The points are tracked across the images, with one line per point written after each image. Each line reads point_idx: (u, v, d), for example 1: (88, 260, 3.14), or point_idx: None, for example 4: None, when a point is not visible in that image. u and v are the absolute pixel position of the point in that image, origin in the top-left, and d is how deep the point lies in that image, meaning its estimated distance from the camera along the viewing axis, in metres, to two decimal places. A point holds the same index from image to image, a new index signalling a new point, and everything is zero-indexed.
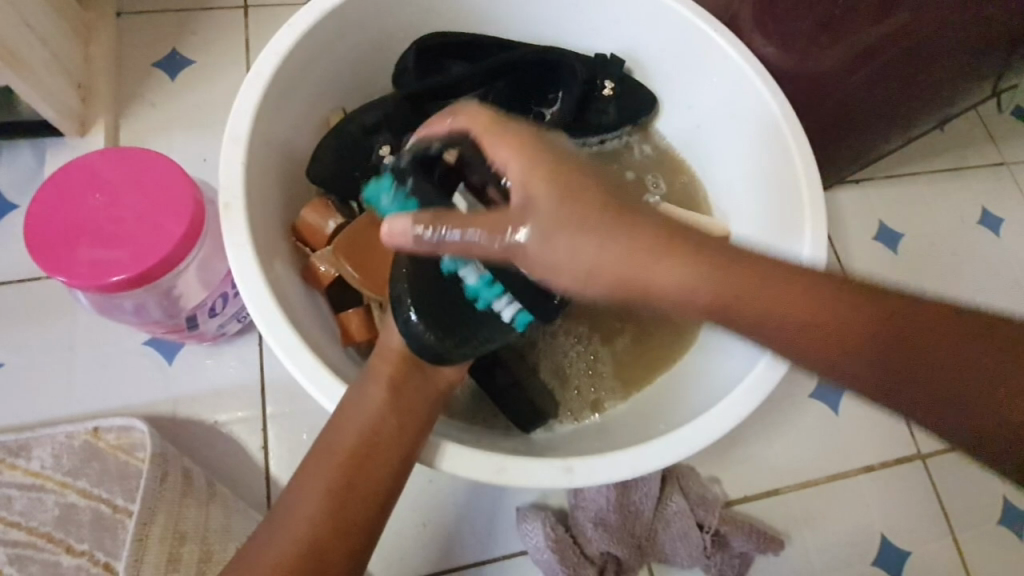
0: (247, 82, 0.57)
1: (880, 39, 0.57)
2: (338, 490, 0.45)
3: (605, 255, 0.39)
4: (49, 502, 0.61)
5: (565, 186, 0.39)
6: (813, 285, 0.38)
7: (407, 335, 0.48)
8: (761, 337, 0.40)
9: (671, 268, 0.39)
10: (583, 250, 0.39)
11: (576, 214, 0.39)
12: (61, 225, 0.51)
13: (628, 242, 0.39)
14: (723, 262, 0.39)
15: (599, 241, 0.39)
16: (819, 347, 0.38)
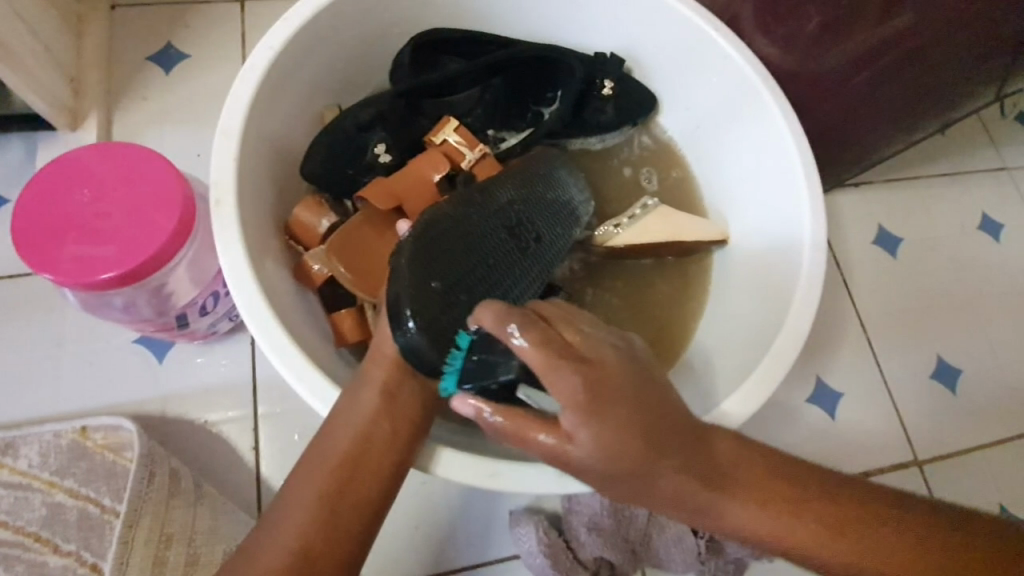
0: (241, 76, 0.56)
1: (883, 41, 0.56)
2: (328, 498, 0.44)
3: (620, 477, 0.38)
4: (36, 501, 0.60)
5: (599, 385, 0.37)
6: (776, 475, 0.40)
7: (405, 344, 0.46)
8: (706, 498, 0.39)
9: (668, 477, 0.38)
10: (610, 460, 0.37)
11: (609, 429, 0.36)
12: (48, 222, 0.50)
13: (639, 441, 0.37)
14: (708, 464, 0.39)
15: (598, 417, 0.37)
16: (784, 538, 0.39)
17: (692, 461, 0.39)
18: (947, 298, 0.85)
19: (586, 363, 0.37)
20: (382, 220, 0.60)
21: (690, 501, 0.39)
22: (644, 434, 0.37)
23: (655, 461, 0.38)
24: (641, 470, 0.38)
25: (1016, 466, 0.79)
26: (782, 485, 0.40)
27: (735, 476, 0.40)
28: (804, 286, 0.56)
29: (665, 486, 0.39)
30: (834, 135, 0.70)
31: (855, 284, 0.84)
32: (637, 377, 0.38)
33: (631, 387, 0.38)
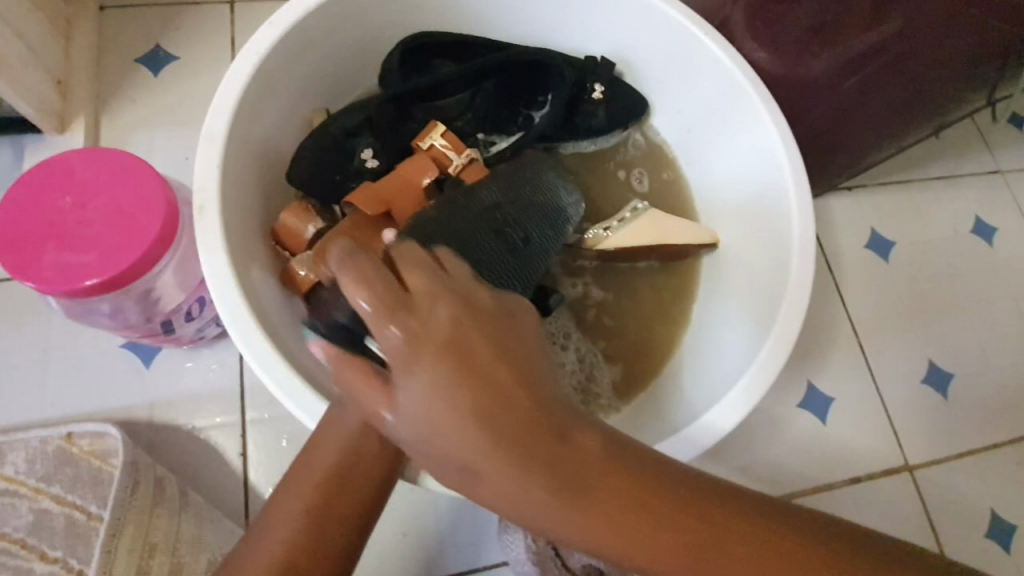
0: (226, 81, 0.55)
1: (872, 47, 0.56)
2: (314, 511, 0.43)
3: (461, 460, 0.33)
4: (22, 508, 0.60)
5: (421, 356, 0.33)
6: (665, 487, 0.34)
7: None
8: (559, 518, 0.34)
9: (503, 465, 0.33)
10: (439, 429, 0.33)
11: (444, 398, 0.33)
12: (29, 228, 0.50)
13: (472, 421, 0.33)
14: (559, 452, 0.34)
15: (422, 404, 0.33)
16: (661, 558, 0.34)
17: (534, 446, 0.33)
18: (939, 302, 0.85)
19: (416, 325, 0.33)
20: (370, 225, 0.58)
21: (526, 497, 0.33)
22: (484, 417, 0.33)
23: (490, 448, 0.33)
24: (476, 454, 0.33)
25: (1007, 471, 0.79)
26: (643, 487, 0.34)
27: (591, 471, 0.34)
28: (793, 287, 0.56)
29: (498, 479, 0.33)
30: (825, 140, 0.70)
31: (847, 288, 0.84)
32: (490, 345, 0.34)
33: (477, 352, 0.34)
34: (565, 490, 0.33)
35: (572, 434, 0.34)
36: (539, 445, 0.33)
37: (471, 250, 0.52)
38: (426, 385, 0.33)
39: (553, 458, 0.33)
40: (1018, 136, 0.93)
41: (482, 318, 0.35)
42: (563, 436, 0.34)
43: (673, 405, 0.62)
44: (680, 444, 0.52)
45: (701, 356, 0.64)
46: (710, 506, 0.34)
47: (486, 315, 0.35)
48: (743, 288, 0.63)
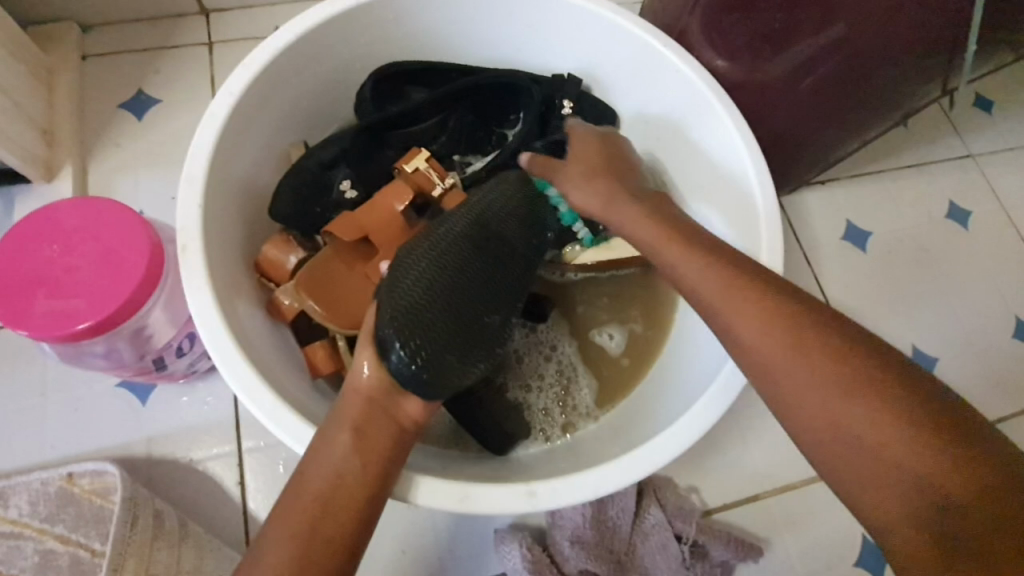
0: (203, 124, 0.57)
1: (819, 49, 0.58)
2: (303, 534, 0.44)
3: (582, 168, 0.62)
4: (28, 549, 0.61)
5: (612, 164, 0.63)
6: (915, 401, 0.40)
7: (393, 367, 0.49)
8: (801, 333, 0.44)
9: (751, 312, 0.46)
10: (589, 183, 0.61)
11: (597, 184, 0.61)
12: (20, 279, 0.52)
13: (721, 274, 0.49)
14: (837, 346, 0.43)
15: (600, 188, 0.61)
16: (841, 406, 0.42)
17: (827, 336, 0.44)
18: (920, 289, 0.86)
19: (600, 156, 0.63)
20: (351, 254, 0.61)
21: (774, 359, 0.45)
22: (682, 237, 0.53)
23: (764, 311, 0.46)
24: (653, 242, 0.55)
25: None
26: (872, 385, 0.41)
27: (859, 370, 0.42)
28: (766, 266, 0.58)
29: (723, 300, 0.48)
30: (791, 140, 0.72)
31: (828, 281, 0.85)
32: (631, 171, 0.63)
33: (622, 172, 0.62)
34: (834, 376, 0.42)
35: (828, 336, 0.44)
36: (801, 328, 0.44)
37: (456, 278, 0.54)
38: (577, 175, 0.62)
39: (805, 336, 0.44)
40: (983, 119, 0.94)
41: (601, 153, 0.63)
42: (863, 350, 0.43)
43: (658, 403, 0.61)
44: (672, 436, 0.51)
45: (679, 347, 0.65)
46: (957, 449, 0.38)
47: (628, 170, 0.63)
48: None
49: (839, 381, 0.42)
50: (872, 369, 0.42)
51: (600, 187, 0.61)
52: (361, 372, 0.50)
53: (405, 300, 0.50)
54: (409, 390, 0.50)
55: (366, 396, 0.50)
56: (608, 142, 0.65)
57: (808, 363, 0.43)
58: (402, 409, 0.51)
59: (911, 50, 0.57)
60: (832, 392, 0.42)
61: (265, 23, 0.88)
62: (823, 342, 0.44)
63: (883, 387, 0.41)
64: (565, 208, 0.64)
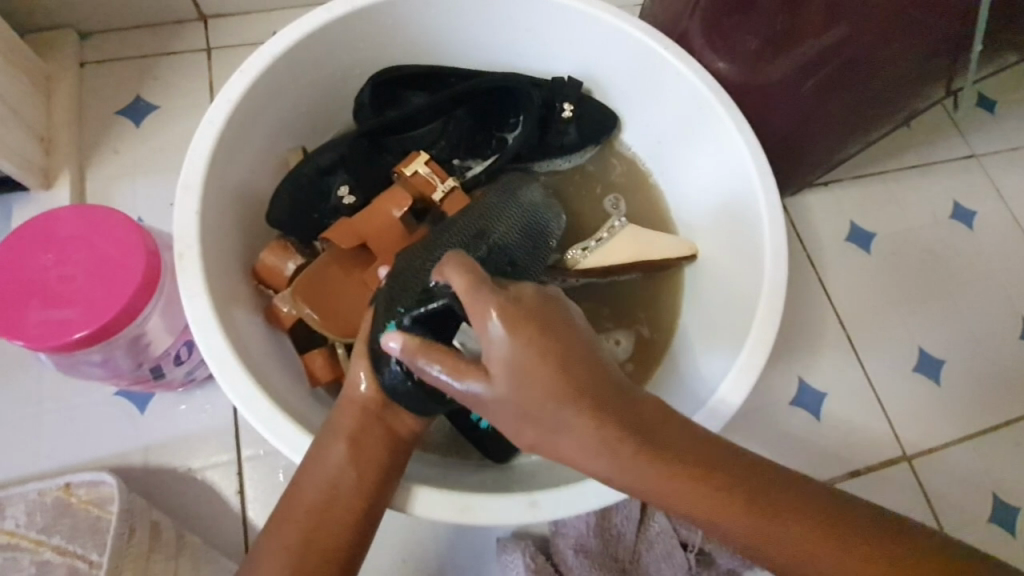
0: (200, 130, 0.57)
1: (822, 50, 0.58)
2: (297, 547, 0.44)
3: (526, 417, 0.38)
4: (24, 561, 0.60)
5: (549, 329, 0.38)
6: (837, 525, 0.37)
7: (387, 384, 0.48)
8: (700, 477, 0.37)
9: (657, 477, 0.37)
10: (537, 397, 0.37)
11: (525, 368, 0.37)
12: (15, 288, 0.51)
13: (625, 445, 0.37)
14: (734, 489, 0.38)
15: (580, 415, 0.37)
16: (782, 548, 0.37)
17: (710, 471, 0.38)
18: (925, 291, 0.85)
19: (518, 324, 0.38)
20: (348, 260, 0.61)
21: (689, 505, 0.37)
22: (594, 402, 0.38)
23: (673, 474, 0.37)
24: (544, 413, 0.38)
25: (1005, 453, 0.79)
26: (805, 514, 0.38)
27: (754, 501, 0.38)
28: (767, 288, 0.57)
29: (589, 443, 0.38)
30: (794, 142, 0.71)
31: (832, 283, 0.84)
32: (573, 335, 0.39)
33: (565, 351, 0.38)
34: (757, 514, 0.37)
35: (762, 477, 0.38)
36: (712, 477, 0.38)
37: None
38: (507, 372, 0.38)
39: (744, 497, 0.37)
40: (987, 119, 0.94)
41: (533, 322, 0.38)
42: (743, 473, 0.38)
43: None
44: None
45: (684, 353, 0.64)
46: (882, 558, 0.37)
47: (567, 338, 0.39)
48: (727, 279, 0.64)
49: (758, 525, 0.37)
50: (779, 499, 0.38)
51: (587, 435, 0.37)
52: (357, 382, 0.50)
53: (402, 310, 0.49)
54: (404, 404, 0.49)
55: (362, 405, 0.49)
56: (546, 326, 0.38)
57: (709, 508, 0.38)
58: (400, 419, 0.50)
59: (915, 51, 0.57)
60: (763, 533, 0.37)
61: (264, 29, 0.88)
62: (730, 482, 0.38)
63: (790, 514, 0.38)
64: (480, 381, 0.39)
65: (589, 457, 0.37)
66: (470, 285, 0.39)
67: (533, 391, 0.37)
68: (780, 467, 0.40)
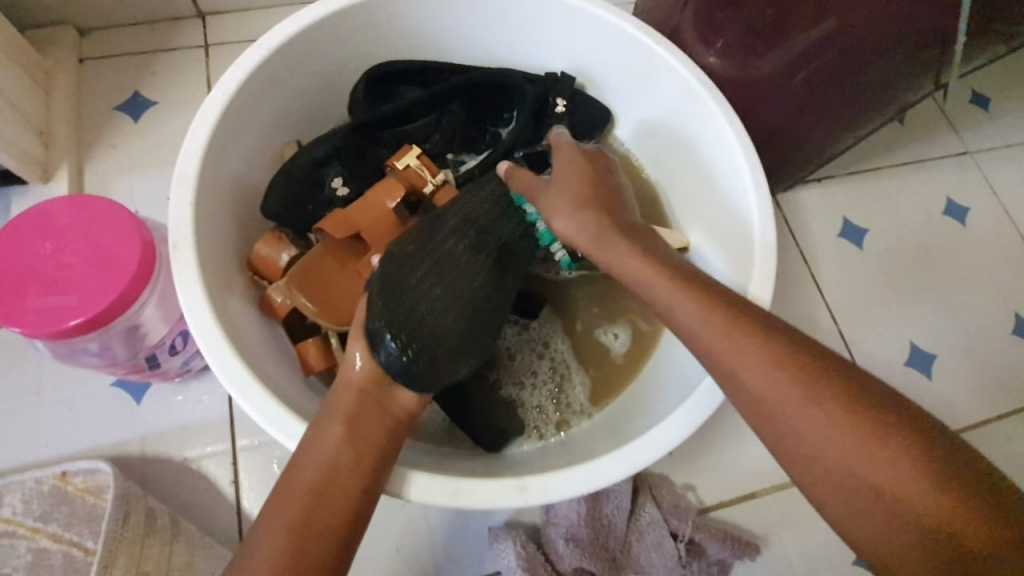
0: (195, 122, 0.57)
1: (812, 42, 0.58)
2: (295, 528, 0.44)
3: (563, 198, 0.57)
4: (21, 548, 0.61)
5: (609, 179, 0.59)
6: (898, 428, 0.40)
7: (384, 363, 0.50)
8: (799, 372, 0.42)
9: (744, 351, 0.44)
10: (569, 209, 0.56)
11: (582, 197, 0.56)
12: (12, 276, 0.52)
13: (729, 328, 0.45)
14: (821, 370, 0.42)
15: (643, 257, 0.52)
16: (826, 431, 0.41)
17: (802, 357, 0.43)
18: (918, 286, 0.86)
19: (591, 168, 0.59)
20: (342, 250, 0.62)
21: (762, 386, 0.43)
22: (645, 251, 0.52)
23: (763, 353, 0.43)
24: (598, 240, 0.54)
25: (996, 447, 0.79)
26: (875, 415, 0.40)
27: (843, 395, 0.41)
28: (752, 293, 0.57)
29: (709, 334, 0.45)
30: (785, 137, 0.71)
31: (825, 278, 0.85)
32: (625, 210, 0.57)
33: (597, 184, 0.58)
34: (822, 401, 0.41)
35: (831, 374, 0.42)
36: (803, 360, 0.43)
37: (452, 276, 0.54)
38: (574, 217, 0.55)
39: (831, 383, 0.42)
40: (981, 116, 0.94)
41: (593, 174, 0.58)
42: (834, 368, 0.43)
43: (650, 400, 0.61)
44: (665, 431, 0.51)
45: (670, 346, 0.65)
46: (936, 463, 0.39)
47: (614, 189, 0.59)
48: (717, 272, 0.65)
49: (826, 423, 0.41)
50: (850, 405, 0.41)
51: (624, 253, 0.53)
52: (353, 364, 0.51)
53: (397, 291, 0.51)
54: (399, 382, 0.50)
55: (357, 388, 0.50)
56: (593, 168, 0.59)
57: (792, 390, 0.42)
58: (395, 398, 0.51)
59: (903, 46, 0.57)
60: (817, 418, 0.41)
61: (261, 26, 0.89)
62: (816, 375, 0.42)
63: (866, 417, 0.40)
64: (548, 214, 0.58)
65: (681, 305, 0.47)
66: (557, 146, 0.61)
67: (587, 228, 0.55)
68: (876, 382, 0.43)
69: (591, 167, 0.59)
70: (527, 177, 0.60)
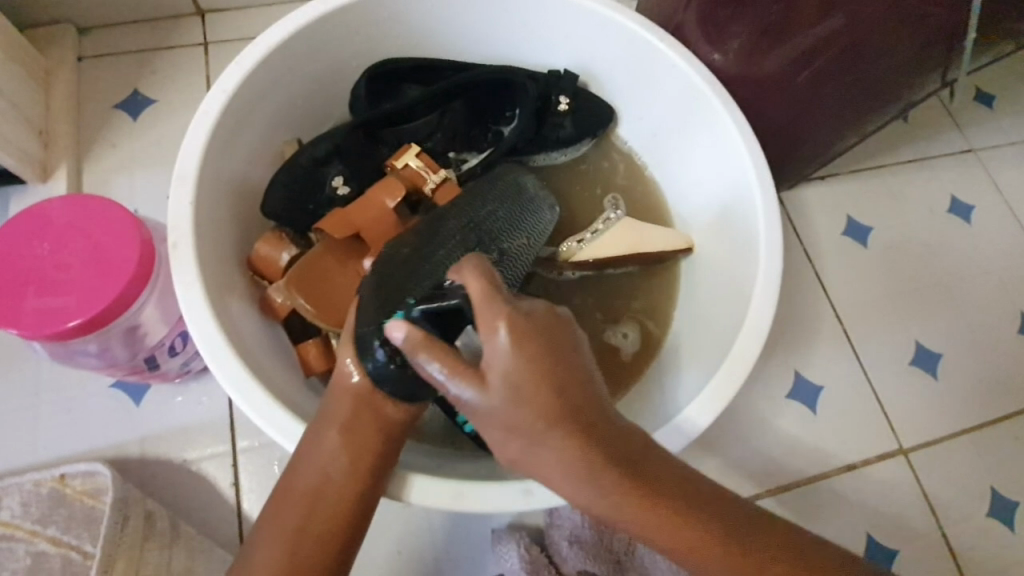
0: (195, 120, 0.57)
1: (818, 40, 0.58)
2: (291, 535, 0.44)
3: (502, 429, 0.36)
4: (20, 551, 0.60)
5: (561, 345, 0.37)
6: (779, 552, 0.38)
7: (372, 371, 0.46)
8: (675, 507, 0.37)
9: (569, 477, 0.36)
10: (522, 418, 0.36)
11: (518, 375, 0.36)
12: (10, 276, 0.52)
13: (608, 471, 0.36)
14: (670, 500, 0.37)
15: (585, 478, 0.36)
16: (710, 555, 0.37)
17: (643, 485, 0.37)
18: (922, 285, 0.85)
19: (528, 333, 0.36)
20: (342, 250, 0.61)
21: (621, 521, 0.37)
22: (606, 458, 0.36)
23: (641, 501, 0.36)
24: (540, 477, 0.37)
25: (1003, 447, 0.79)
26: (741, 530, 0.38)
27: (713, 519, 0.38)
28: (759, 292, 0.56)
29: (611, 492, 0.36)
30: (791, 135, 0.71)
31: (829, 277, 0.84)
32: (582, 377, 0.38)
33: (554, 353, 0.37)
34: (676, 529, 0.37)
35: (703, 505, 0.38)
36: (658, 497, 0.37)
37: None
38: (509, 387, 0.36)
39: (670, 509, 0.37)
40: (985, 114, 0.93)
41: (556, 337, 0.37)
42: (702, 505, 0.38)
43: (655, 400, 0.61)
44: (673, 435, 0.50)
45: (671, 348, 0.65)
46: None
47: (578, 368, 0.38)
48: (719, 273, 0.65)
49: (681, 539, 0.37)
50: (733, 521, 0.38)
51: (568, 467, 0.36)
52: (346, 370, 0.48)
53: (392, 294, 0.49)
54: (388, 390, 0.47)
55: (351, 394, 0.47)
56: (544, 351, 0.36)
57: (675, 519, 0.37)
58: (387, 405, 0.47)
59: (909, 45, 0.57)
60: (694, 540, 0.37)
61: (261, 23, 0.88)
62: (700, 497, 0.38)
63: (730, 538, 0.38)
64: (473, 389, 0.36)
65: (576, 490, 0.36)
66: (486, 290, 0.37)
67: (558, 483, 0.37)
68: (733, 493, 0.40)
69: (536, 355, 0.36)
70: (441, 354, 0.37)
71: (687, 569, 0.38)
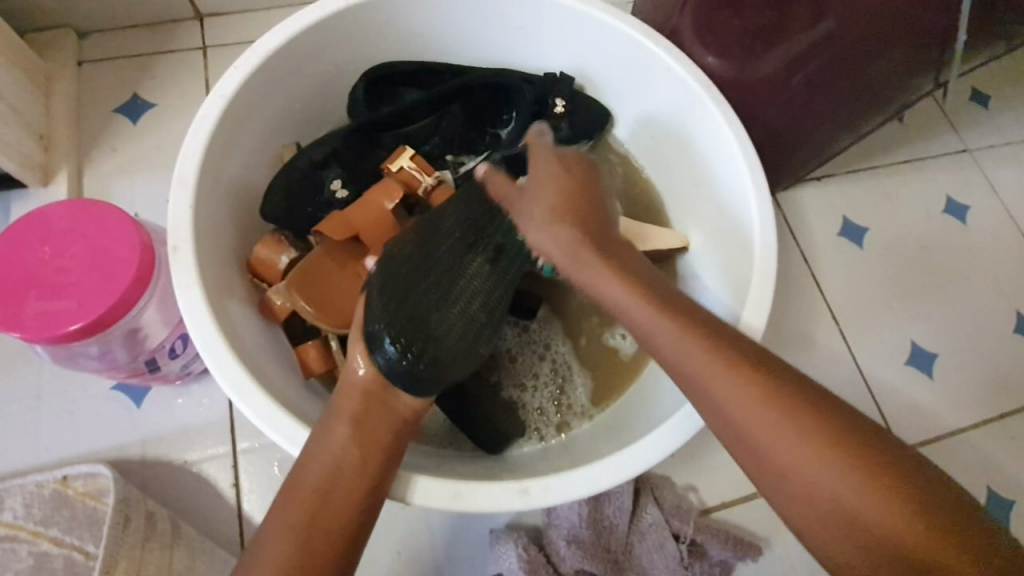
0: (195, 125, 0.57)
1: (811, 44, 0.58)
2: (301, 528, 0.44)
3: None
4: (22, 552, 0.61)
5: (602, 230, 0.54)
6: (867, 449, 0.41)
7: (384, 366, 0.50)
8: (765, 382, 0.43)
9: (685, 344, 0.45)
10: (567, 261, 0.54)
11: (568, 235, 0.53)
12: (12, 280, 0.52)
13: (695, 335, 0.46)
14: (767, 376, 0.44)
15: (660, 319, 0.47)
16: (801, 439, 0.42)
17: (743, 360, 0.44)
18: (918, 285, 0.86)
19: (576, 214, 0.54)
20: (341, 252, 0.62)
21: (718, 390, 0.44)
22: (702, 330, 0.46)
23: (731, 361, 0.44)
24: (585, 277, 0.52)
25: (999, 446, 0.79)
26: (832, 420, 0.42)
27: (809, 404, 0.43)
28: (754, 291, 0.57)
29: (698, 352, 0.45)
30: (786, 137, 0.71)
31: (826, 278, 0.85)
32: (623, 253, 0.53)
33: (597, 234, 0.54)
34: (772, 405, 0.43)
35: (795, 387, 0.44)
36: (761, 372, 0.44)
37: (450, 279, 0.54)
38: (546, 227, 0.54)
39: (770, 387, 0.43)
40: (980, 114, 0.94)
41: (592, 220, 0.55)
42: (795, 383, 0.44)
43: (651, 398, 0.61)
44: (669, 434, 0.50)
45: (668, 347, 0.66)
46: (900, 480, 0.40)
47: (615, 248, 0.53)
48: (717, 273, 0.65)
49: (773, 425, 0.42)
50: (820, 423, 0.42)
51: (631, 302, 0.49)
52: (356, 369, 0.51)
53: (395, 295, 0.51)
54: (400, 385, 0.50)
55: (361, 389, 0.50)
56: (584, 214, 0.54)
57: (761, 394, 0.43)
58: (398, 400, 0.51)
59: (903, 45, 0.57)
60: (783, 423, 0.42)
61: (260, 27, 0.88)
62: (789, 396, 0.43)
63: (819, 419, 0.42)
64: (537, 239, 0.55)
65: (657, 332, 0.47)
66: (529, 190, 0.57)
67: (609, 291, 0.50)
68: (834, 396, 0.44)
69: (568, 185, 0.56)
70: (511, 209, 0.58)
71: (777, 463, 0.42)
